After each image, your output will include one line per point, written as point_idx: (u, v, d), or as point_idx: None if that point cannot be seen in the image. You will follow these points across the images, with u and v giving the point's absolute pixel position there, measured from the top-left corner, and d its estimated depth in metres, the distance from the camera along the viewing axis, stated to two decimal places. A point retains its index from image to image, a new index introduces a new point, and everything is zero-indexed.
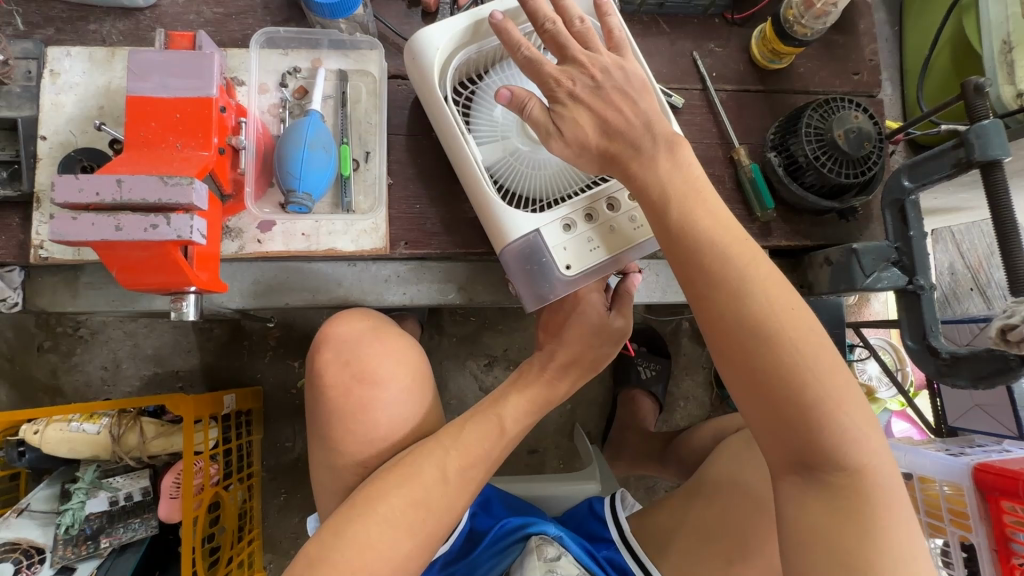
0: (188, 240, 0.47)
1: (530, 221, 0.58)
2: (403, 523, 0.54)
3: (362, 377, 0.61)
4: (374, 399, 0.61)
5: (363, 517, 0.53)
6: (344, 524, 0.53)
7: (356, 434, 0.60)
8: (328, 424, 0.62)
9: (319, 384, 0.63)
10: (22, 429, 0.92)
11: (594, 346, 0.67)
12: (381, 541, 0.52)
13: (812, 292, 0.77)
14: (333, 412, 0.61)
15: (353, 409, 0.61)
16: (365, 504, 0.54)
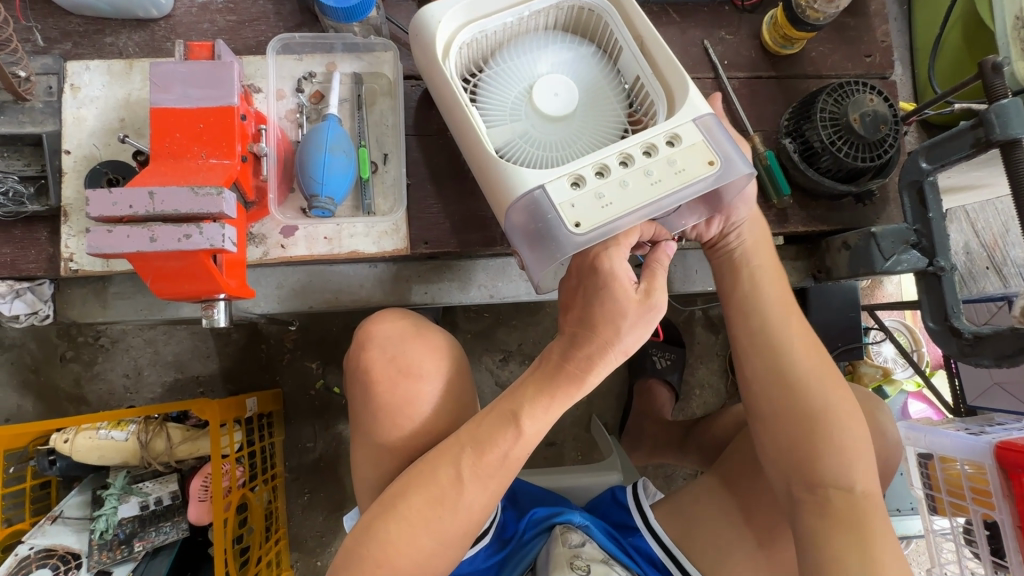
0: (220, 248, 0.48)
1: (535, 177, 0.55)
2: (418, 523, 0.56)
3: (406, 371, 0.62)
4: (413, 394, 0.62)
5: (386, 517, 0.56)
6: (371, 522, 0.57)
7: (402, 428, 0.61)
8: (372, 421, 0.62)
9: (362, 377, 0.64)
10: (52, 438, 0.94)
11: (621, 330, 0.56)
12: (406, 544, 0.56)
13: (828, 277, 0.77)
14: (373, 409, 0.62)
15: (392, 403, 0.62)
16: (387, 504, 0.57)
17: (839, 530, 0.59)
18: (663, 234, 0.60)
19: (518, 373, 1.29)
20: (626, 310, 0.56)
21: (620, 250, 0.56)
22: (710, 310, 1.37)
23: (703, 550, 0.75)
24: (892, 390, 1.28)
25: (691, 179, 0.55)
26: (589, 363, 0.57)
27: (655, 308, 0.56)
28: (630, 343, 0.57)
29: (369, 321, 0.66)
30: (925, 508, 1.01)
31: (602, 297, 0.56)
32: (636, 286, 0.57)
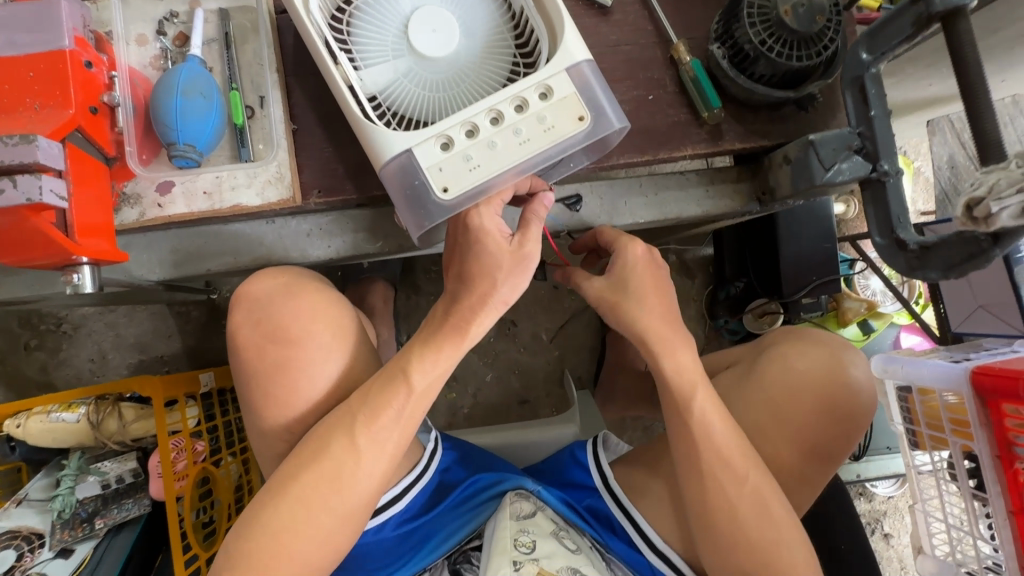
0: (41, 202, 0.44)
1: (402, 138, 0.52)
2: (311, 501, 0.52)
3: (276, 336, 0.58)
4: (298, 358, 0.58)
5: (276, 499, 0.52)
6: (234, 547, 0.51)
7: (273, 398, 0.58)
8: (258, 394, 0.58)
9: (239, 354, 0.59)
10: (6, 424, 0.94)
11: (494, 283, 0.54)
12: (302, 523, 0.52)
13: (774, 199, 0.69)
14: (258, 380, 0.58)
15: (278, 370, 0.58)
16: (279, 486, 0.53)
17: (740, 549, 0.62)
18: (541, 186, 0.58)
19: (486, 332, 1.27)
20: (498, 262, 0.53)
21: (489, 206, 0.54)
22: (684, 254, 1.31)
23: (654, 502, 0.73)
24: (879, 324, 1.18)
25: (561, 137, 0.53)
26: (470, 315, 0.55)
27: (530, 258, 0.54)
28: (508, 294, 0.55)
29: (252, 281, 0.61)
30: (906, 443, 0.96)
31: (474, 250, 0.54)
32: (510, 237, 0.55)
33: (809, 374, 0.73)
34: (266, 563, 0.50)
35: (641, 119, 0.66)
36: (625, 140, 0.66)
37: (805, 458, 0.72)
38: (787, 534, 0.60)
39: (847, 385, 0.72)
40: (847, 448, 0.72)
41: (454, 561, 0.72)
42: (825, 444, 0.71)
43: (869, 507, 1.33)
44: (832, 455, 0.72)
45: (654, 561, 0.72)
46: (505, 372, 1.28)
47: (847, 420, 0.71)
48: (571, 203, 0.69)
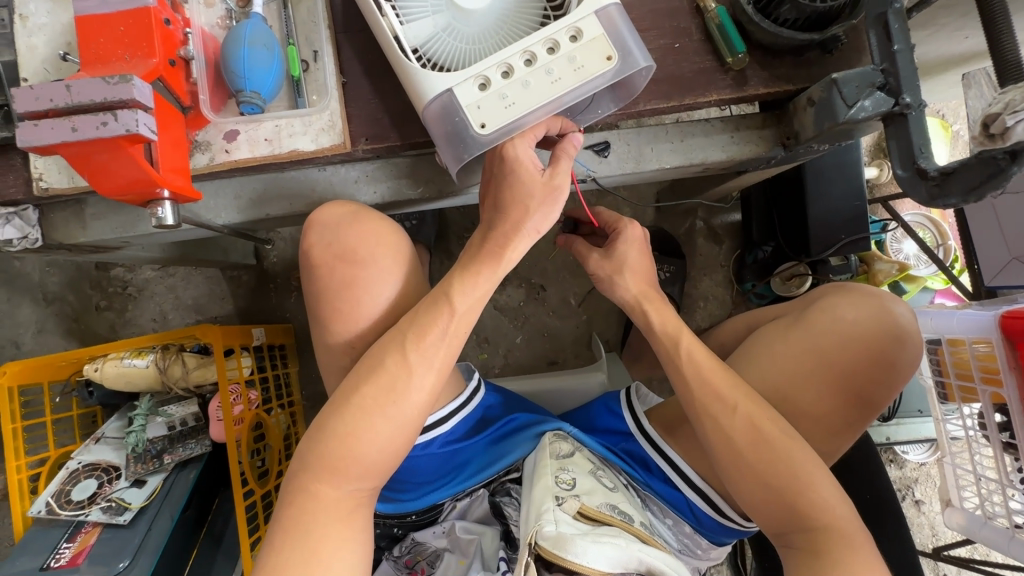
0: (137, 133, 0.51)
1: (444, 79, 0.57)
2: (373, 409, 0.57)
3: (344, 256, 0.65)
4: (364, 277, 0.65)
5: (338, 410, 0.58)
6: (307, 450, 0.57)
7: (340, 311, 0.65)
8: (329, 308, 0.65)
9: (311, 271, 0.66)
10: (86, 368, 1.05)
11: (530, 211, 0.60)
12: (365, 428, 0.57)
13: (799, 142, 0.71)
14: (330, 295, 0.65)
15: (346, 288, 0.64)
16: (341, 399, 0.58)
17: (753, 483, 0.58)
18: (571, 128, 0.62)
19: (516, 296, 1.32)
20: (531, 191, 0.60)
21: (524, 140, 0.59)
22: (712, 219, 1.32)
23: (685, 438, 0.77)
24: (911, 287, 1.17)
25: (591, 76, 0.57)
26: (506, 240, 0.61)
27: (560, 190, 0.60)
28: (538, 224, 0.61)
29: (323, 209, 0.67)
30: (935, 397, 0.97)
31: (508, 182, 0.60)
32: (542, 171, 0.60)
33: (852, 321, 0.67)
34: (335, 463, 0.56)
35: (667, 67, 0.69)
36: (651, 87, 0.69)
37: (838, 405, 0.66)
38: (795, 451, 0.58)
39: (892, 332, 0.65)
40: (888, 396, 0.66)
41: (493, 492, 0.75)
42: (863, 390, 0.65)
43: (900, 474, 1.32)
44: (871, 403, 0.66)
45: (692, 495, 0.75)
46: (535, 335, 1.32)
47: (889, 366, 0.65)
48: (599, 149, 0.72)
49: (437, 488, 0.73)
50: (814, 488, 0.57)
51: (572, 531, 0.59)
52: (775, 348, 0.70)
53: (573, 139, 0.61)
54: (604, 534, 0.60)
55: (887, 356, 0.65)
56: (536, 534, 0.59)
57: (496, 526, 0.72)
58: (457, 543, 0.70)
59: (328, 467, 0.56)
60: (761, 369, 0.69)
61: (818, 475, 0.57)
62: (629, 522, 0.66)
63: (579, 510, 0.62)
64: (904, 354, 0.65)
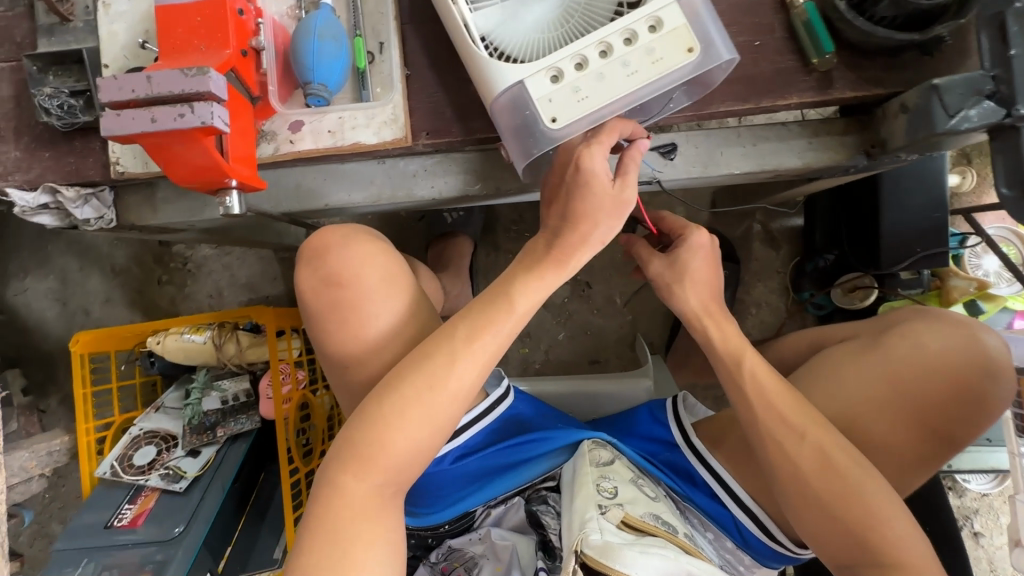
0: (211, 126, 0.51)
1: (515, 71, 0.55)
2: (412, 400, 0.55)
3: (331, 280, 0.63)
4: (350, 298, 0.62)
5: (380, 396, 0.56)
6: (342, 440, 0.57)
7: (331, 332, 0.63)
8: (322, 331, 0.64)
9: (301, 299, 0.64)
10: (149, 340, 1.10)
11: (596, 220, 0.58)
12: (397, 418, 0.55)
13: (886, 151, 0.66)
14: (319, 318, 0.63)
15: (334, 311, 0.63)
16: (381, 391, 0.57)
17: (821, 518, 0.55)
18: (641, 133, 0.60)
19: (560, 293, 1.31)
20: (601, 204, 0.57)
21: (601, 145, 0.56)
22: (770, 223, 1.25)
23: (733, 450, 0.74)
24: (989, 307, 1.06)
25: (670, 68, 0.54)
26: (572, 248, 0.59)
27: (629, 204, 0.58)
28: (605, 235, 0.59)
29: (317, 235, 0.66)
30: (1011, 430, 0.89)
31: (581, 194, 0.57)
32: (612, 181, 0.58)
33: (937, 350, 0.63)
34: (363, 452, 0.55)
35: (745, 65, 0.65)
36: (726, 86, 0.65)
37: (914, 438, 0.62)
38: (867, 484, 0.55)
39: (986, 366, 0.61)
40: (972, 433, 0.61)
41: (529, 501, 0.75)
42: (948, 424, 0.61)
43: (960, 503, 1.24)
44: (953, 440, 0.61)
45: (739, 514, 0.71)
46: (577, 332, 1.30)
47: (981, 401, 0.61)
48: (665, 151, 0.69)
49: (462, 499, 0.73)
50: (888, 526, 0.53)
51: (617, 541, 0.57)
52: (846, 371, 0.66)
53: (641, 146, 0.58)
54: (652, 546, 0.58)
55: (975, 391, 0.60)
56: (581, 543, 0.57)
57: (531, 535, 0.72)
58: (491, 549, 0.71)
59: (356, 456, 0.55)
60: (829, 390, 0.66)
61: (892, 509, 0.54)
62: (673, 532, 0.64)
63: (622, 519, 0.61)
64: (995, 390, 0.61)
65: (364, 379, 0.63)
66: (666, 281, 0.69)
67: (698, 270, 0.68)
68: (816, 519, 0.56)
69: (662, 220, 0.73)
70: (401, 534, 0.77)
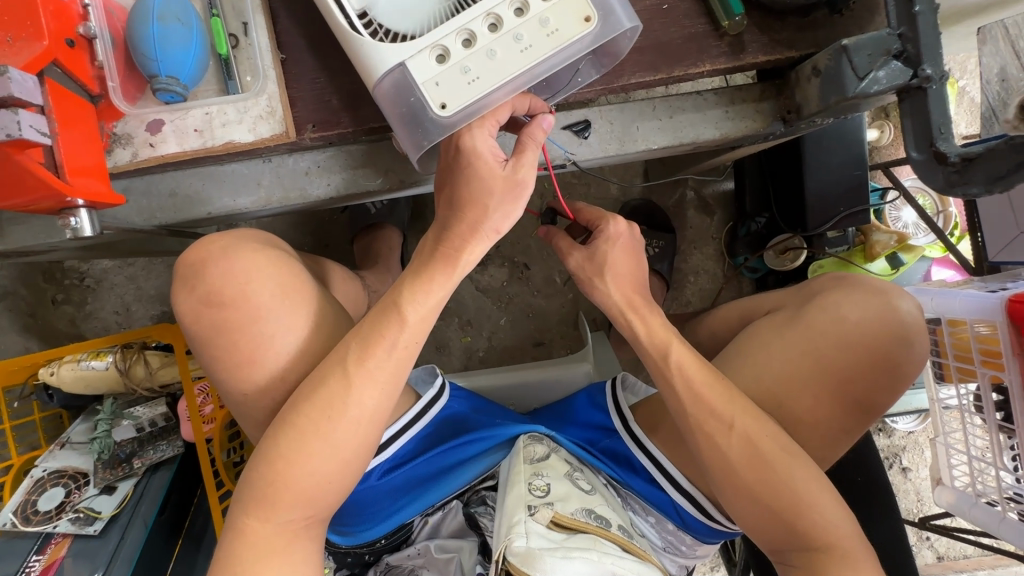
0: (20, 138, 0.43)
1: (395, 52, 0.49)
2: (309, 432, 0.50)
3: (210, 300, 0.54)
4: (239, 320, 0.54)
5: (275, 431, 0.50)
6: (240, 479, 0.51)
7: (218, 359, 0.55)
8: (210, 356, 0.55)
9: (180, 324, 0.56)
10: (41, 372, 0.99)
11: (490, 209, 0.52)
12: (299, 453, 0.50)
13: (800, 117, 0.64)
14: (203, 344, 0.55)
15: (221, 335, 0.55)
16: (277, 425, 0.51)
17: (750, 506, 0.55)
18: (541, 108, 0.54)
19: (499, 277, 1.26)
20: (490, 188, 0.51)
21: (484, 127, 0.51)
22: (702, 190, 1.24)
23: (670, 434, 0.73)
24: (909, 258, 1.10)
25: (566, 41, 0.48)
26: (461, 242, 0.53)
27: (524, 185, 0.52)
28: (500, 222, 0.53)
29: (194, 246, 0.57)
30: (932, 377, 0.93)
31: (466, 178, 0.52)
32: (504, 162, 0.52)
33: (856, 322, 0.64)
34: (265, 491, 0.49)
35: (654, 31, 0.60)
36: (635, 56, 0.60)
37: (837, 411, 0.63)
38: (794, 470, 0.55)
39: (899, 335, 0.63)
40: (890, 400, 0.63)
41: (468, 503, 0.71)
42: (866, 395, 0.63)
43: (888, 443, 1.31)
44: (870, 408, 0.63)
45: (678, 498, 0.71)
46: (519, 316, 1.27)
47: (894, 369, 0.62)
48: (578, 129, 0.64)
49: (397, 511, 0.67)
50: (813, 508, 0.54)
51: (542, 546, 0.55)
52: (772, 349, 0.67)
53: (543, 123, 0.53)
54: (576, 548, 0.56)
55: (890, 360, 0.62)
56: (505, 550, 0.55)
57: (471, 538, 0.69)
58: (431, 562, 0.67)
59: (258, 498, 0.49)
60: (756, 370, 0.66)
61: (820, 494, 0.54)
62: (607, 527, 0.62)
63: (552, 519, 0.58)
64: (908, 356, 0.62)
65: (265, 406, 0.56)
66: (589, 273, 0.65)
67: (621, 263, 0.65)
68: (746, 507, 0.56)
69: (580, 210, 0.69)
70: (337, 553, 0.70)
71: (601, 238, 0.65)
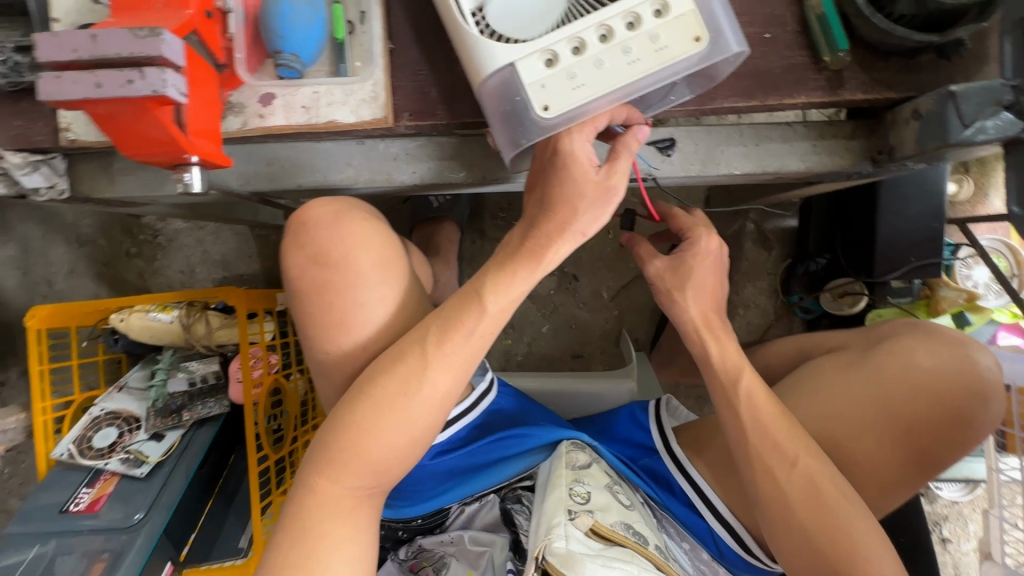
0: (164, 95, 0.46)
1: (506, 52, 0.51)
2: (385, 406, 0.52)
3: (317, 259, 0.57)
4: (339, 283, 0.57)
5: (354, 398, 0.52)
6: (314, 438, 0.53)
7: (313, 317, 0.58)
8: (306, 314, 0.59)
9: (286, 279, 0.59)
10: (112, 318, 1.05)
11: (579, 212, 0.54)
12: (371, 425, 0.51)
13: (892, 159, 0.63)
14: (299, 300, 0.58)
15: (320, 294, 0.57)
16: (356, 393, 0.53)
17: (798, 545, 0.54)
18: (637, 119, 0.55)
19: (546, 285, 1.27)
20: (582, 191, 0.53)
21: (582, 133, 0.53)
22: (764, 223, 1.23)
23: (712, 461, 0.72)
24: (976, 319, 1.03)
25: (673, 59, 0.50)
26: (548, 241, 0.54)
27: (614, 191, 0.54)
28: (587, 226, 0.54)
29: (307, 206, 0.60)
30: (992, 445, 0.88)
31: (560, 178, 0.53)
32: (597, 168, 0.54)
33: (928, 370, 0.62)
34: (336, 454, 0.51)
35: (754, 58, 0.61)
36: (731, 81, 0.61)
37: (897, 459, 0.61)
38: (856, 517, 0.54)
39: (975, 390, 0.60)
40: (956, 457, 0.61)
41: (504, 498, 0.72)
42: (930, 447, 0.61)
43: (930, 509, 1.25)
44: (933, 461, 0.61)
45: (716, 526, 0.70)
46: (562, 326, 1.27)
47: (965, 425, 0.60)
48: (662, 146, 0.65)
49: (439, 494, 0.69)
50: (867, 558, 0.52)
51: (582, 551, 0.56)
52: (834, 387, 0.65)
53: (638, 133, 0.54)
54: (616, 559, 0.56)
55: (965, 413, 0.60)
56: (545, 549, 0.56)
57: (505, 534, 0.69)
58: (464, 551, 0.69)
59: (328, 459, 0.51)
60: (816, 406, 0.65)
61: (876, 546, 0.53)
62: (644, 544, 0.62)
63: (591, 527, 0.58)
64: (982, 414, 0.60)
65: (338, 372, 0.59)
66: (661, 281, 0.66)
67: (701, 275, 0.64)
68: (792, 545, 0.54)
69: (671, 217, 0.68)
70: None
71: (687, 249, 0.65)
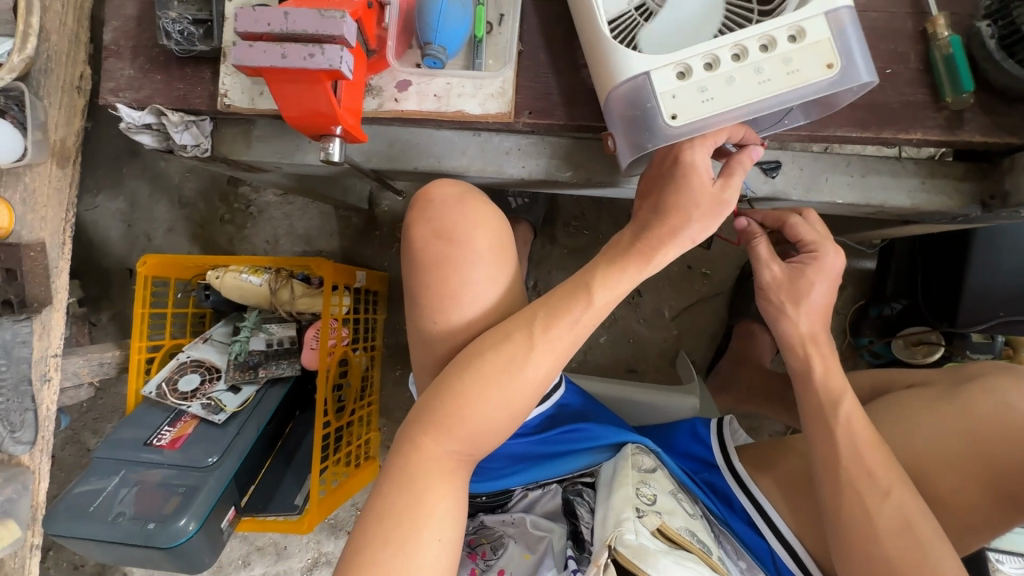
0: (338, 70, 0.52)
1: (642, 61, 0.54)
2: (490, 379, 0.55)
3: (442, 234, 0.62)
4: (457, 258, 0.62)
5: (461, 367, 0.56)
6: (419, 400, 0.58)
7: (428, 287, 0.62)
8: (418, 285, 0.63)
9: (408, 248, 0.64)
10: (209, 274, 1.14)
11: (689, 219, 0.56)
12: (475, 395, 0.55)
13: (1006, 204, 0.63)
14: (419, 269, 0.63)
15: (439, 266, 0.62)
16: (464, 362, 0.57)
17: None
18: (753, 140, 0.58)
19: None
20: (698, 200, 0.55)
21: (704, 146, 0.55)
22: None
23: (779, 485, 0.72)
24: None
25: (804, 82, 0.52)
26: (659, 245, 0.57)
27: (727, 205, 0.56)
28: (696, 235, 0.57)
29: (438, 184, 0.65)
30: None
31: (676, 187, 0.56)
32: (713, 180, 0.56)
33: (1021, 410, 0.60)
34: (442, 417, 0.55)
35: (873, 91, 0.62)
36: (847, 111, 0.62)
37: (983, 499, 0.60)
38: (944, 555, 0.53)
39: None
40: None
41: (566, 489, 0.74)
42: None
43: None
44: None
45: (778, 548, 0.69)
46: (619, 338, 1.29)
47: None
48: (768, 168, 0.67)
49: (508, 475, 0.72)
50: None
51: (653, 546, 0.57)
52: (914, 422, 0.65)
53: (753, 153, 0.57)
54: (686, 559, 0.57)
55: None
56: (616, 539, 0.57)
57: (564, 524, 0.71)
58: (524, 535, 0.71)
59: (434, 421, 0.55)
60: (893, 438, 0.65)
61: None
62: (708, 553, 0.62)
63: (659, 527, 0.60)
64: None
65: (440, 344, 0.63)
66: (776, 290, 0.63)
67: (819, 295, 0.62)
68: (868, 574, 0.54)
69: (794, 221, 0.64)
70: None
71: (808, 262, 0.63)
